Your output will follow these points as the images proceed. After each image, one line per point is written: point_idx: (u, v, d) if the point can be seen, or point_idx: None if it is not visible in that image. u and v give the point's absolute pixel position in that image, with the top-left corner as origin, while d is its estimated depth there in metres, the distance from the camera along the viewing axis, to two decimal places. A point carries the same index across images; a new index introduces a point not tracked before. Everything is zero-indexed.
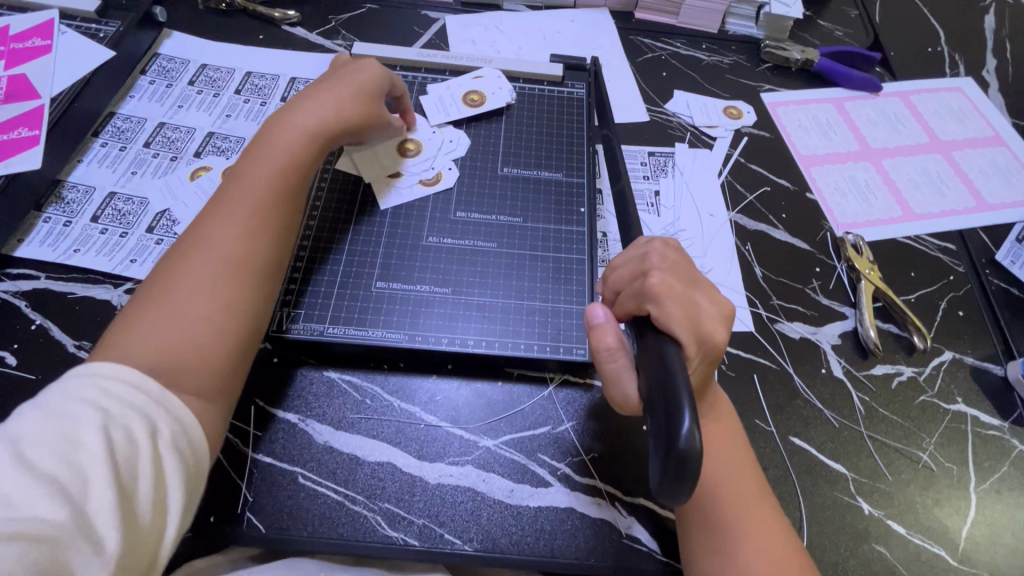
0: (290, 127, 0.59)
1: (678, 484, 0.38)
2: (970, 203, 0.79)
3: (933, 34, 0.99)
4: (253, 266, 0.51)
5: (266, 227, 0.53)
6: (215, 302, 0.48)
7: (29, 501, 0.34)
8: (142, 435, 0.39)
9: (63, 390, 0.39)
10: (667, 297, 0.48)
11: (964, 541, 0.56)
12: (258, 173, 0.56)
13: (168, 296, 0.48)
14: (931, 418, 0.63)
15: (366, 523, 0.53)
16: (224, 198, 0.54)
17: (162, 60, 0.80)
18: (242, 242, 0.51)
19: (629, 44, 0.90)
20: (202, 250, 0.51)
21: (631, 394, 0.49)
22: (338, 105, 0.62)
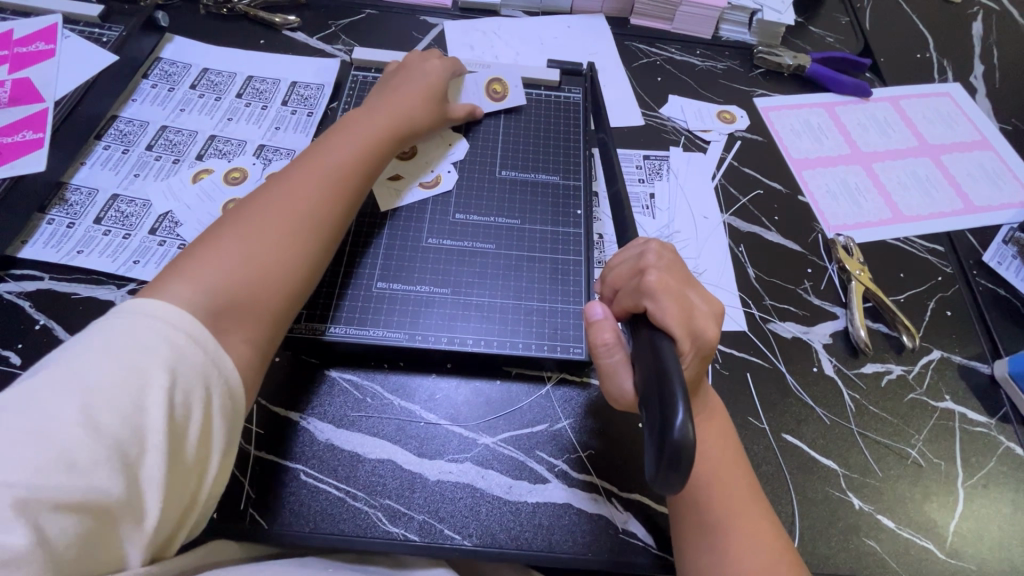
0: (370, 121, 0.65)
1: (672, 473, 0.39)
2: (958, 206, 0.81)
3: (922, 40, 1.01)
4: (320, 233, 0.55)
5: (339, 201, 0.57)
6: (279, 254, 0.51)
7: (91, 468, 0.35)
8: (199, 407, 0.40)
9: (133, 339, 0.39)
10: (662, 295, 0.49)
11: (952, 535, 0.58)
12: (339, 151, 0.60)
13: (240, 238, 0.50)
14: (920, 415, 0.64)
15: (367, 519, 0.54)
16: (303, 165, 0.58)
17: (165, 64, 0.82)
18: (312, 217, 0.54)
19: (624, 50, 0.92)
20: (276, 203, 0.53)
21: (628, 389, 0.50)
22: (411, 108, 0.68)
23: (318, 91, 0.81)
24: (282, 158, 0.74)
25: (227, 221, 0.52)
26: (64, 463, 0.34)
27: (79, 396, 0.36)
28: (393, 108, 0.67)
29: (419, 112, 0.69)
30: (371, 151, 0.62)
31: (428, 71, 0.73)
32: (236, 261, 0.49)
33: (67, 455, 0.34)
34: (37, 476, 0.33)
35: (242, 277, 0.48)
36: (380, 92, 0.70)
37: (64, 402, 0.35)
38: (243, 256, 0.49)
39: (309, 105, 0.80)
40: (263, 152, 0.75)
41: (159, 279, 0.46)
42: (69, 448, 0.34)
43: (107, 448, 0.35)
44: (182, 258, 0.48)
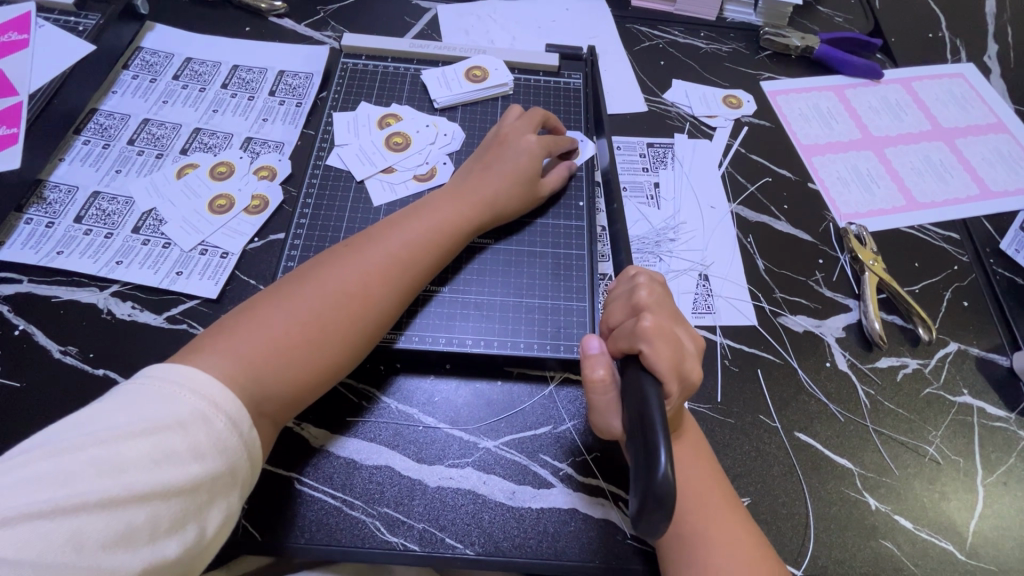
0: (447, 203, 0.60)
1: (656, 512, 0.37)
2: (973, 192, 0.78)
3: (934, 18, 0.97)
4: (363, 319, 0.52)
5: (391, 290, 0.54)
6: (314, 338, 0.49)
7: (97, 549, 0.35)
8: (220, 483, 0.41)
9: (171, 414, 0.40)
10: (657, 337, 0.47)
11: (972, 535, 0.56)
12: (402, 233, 0.57)
13: (286, 314, 0.50)
14: (937, 411, 0.62)
15: (365, 528, 0.51)
16: (364, 246, 0.55)
17: (145, 53, 0.78)
18: (362, 297, 0.52)
19: (626, 33, 0.88)
20: (325, 283, 0.52)
21: (616, 427, 0.48)
22: (497, 191, 0.62)
23: (307, 81, 0.78)
24: (271, 151, 0.71)
25: (277, 290, 0.52)
26: (71, 543, 0.34)
27: (104, 471, 0.36)
28: (477, 191, 0.61)
29: (506, 195, 0.62)
30: (442, 237, 0.58)
31: (528, 146, 0.65)
32: (270, 338, 0.48)
33: (77, 534, 0.34)
34: (41, 555, 0.33)
35: (273, 358, 0.47)
36: (469, 171, 0.64)
37: (86, 477, 0.36)
38: (278, 333, 0.48)
39: (298, 95, 0.76)
40: (250, 144, 0.71)
41: (205, 340, 0.47)
42: (80, 527, 0.35)
43: (118, 529, 0.36)
44: (228, 323, 0.49)
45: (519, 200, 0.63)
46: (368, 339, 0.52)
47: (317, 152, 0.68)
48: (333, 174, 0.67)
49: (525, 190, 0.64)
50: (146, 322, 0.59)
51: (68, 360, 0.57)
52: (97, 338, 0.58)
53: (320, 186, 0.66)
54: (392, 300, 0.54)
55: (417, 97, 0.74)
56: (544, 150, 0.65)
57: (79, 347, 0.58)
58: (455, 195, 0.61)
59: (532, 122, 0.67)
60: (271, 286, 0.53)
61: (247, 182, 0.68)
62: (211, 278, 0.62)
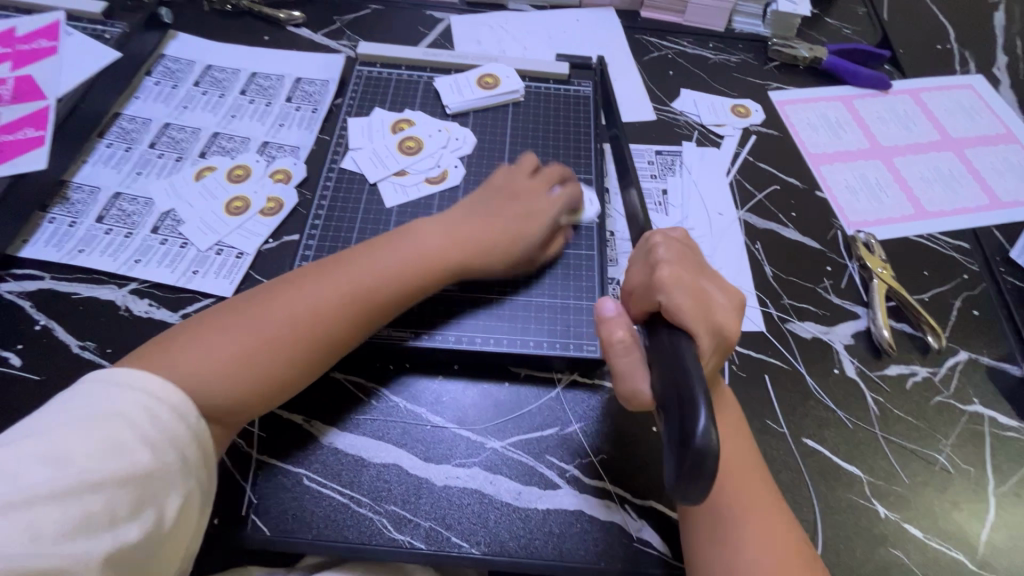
0: (433, 236, 0.59)
1: (696, 480, 0.36)
2: (983, 201, 0.78)
3: (942, 30, 0.98)
4: (314, 345, 0.51)
5: (346, 317, 0.53)
6: (258, 358, 0.49)
7: (53, 537, 0.35)
8: (176, 469, 0.42)
9: (118, 407, 0.41)
10: (681, 292, 0.47)
11: (984, 546, 0.55)
12: (378, 261, 0.56)
13: (237, 330, 0.50)
14: (947, 419, 0.61)
15: (372, 525, 0.52)
16: (337, 267, 0.55)
17: (168, 61, 0.80)
18: (318, 322, 0.52)
19: (635, 43, 0.90)
20: (290, 299, 0.52)
21: (646, 392, 0.47)
22: (489, 242, 0.60)
23: (323, 87, 0.80)
24: (287, 155, 0.73)
25: (248, 297, 0.53)
26: (27, 534, 0.35)
27: (52, 465, 0.37)
28: (473, 238, 0.60)
29: (500, 247, 0.60)
30: (417, 270, 0.56)
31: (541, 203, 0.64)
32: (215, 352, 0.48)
33: (34, 525, 0.35)
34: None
35: (218, 367, 0.48)
36: (476, 210, 0.63)
37: (37, 471, 0.37)
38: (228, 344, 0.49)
39: (314, 102, 0.78)
40: (267, 148, 0.73)
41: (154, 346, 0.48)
42: (38, 517, 0.36)
43: (76, 517, 0.37)
44: (194, 324, 0.50)
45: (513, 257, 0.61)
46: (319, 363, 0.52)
47: (332, 156, 0.70)
48: (346, 178, 0.68)
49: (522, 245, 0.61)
50: (162, 320, 0.61)
51: (86, 355, 0.58)
52: (115, 334, 0.60)
53: (334, 189, 0.67)
54: (353, 329, 0.53)
55: (430, 103, 0.75)
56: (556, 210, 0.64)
57: (97, 343, 0.59)
58: (441, 233, 0.60)
59: (547, 178, 0.66)
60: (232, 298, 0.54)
61: (263, 184, 0.70)
62: (226, 277, 0.63)
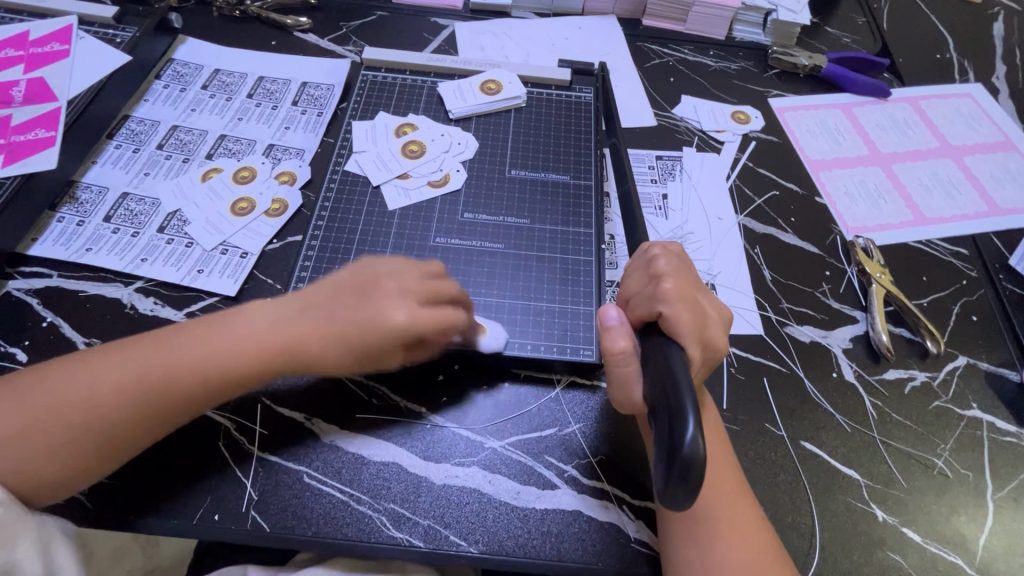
0: (282, 322, 0.52)
1: (682, 488, 0.36)
2: (982, 208, 0.78)
3: (941, 40, 0.99)
4: (126, 430, 0.48)
5: (163, 406, 0.49)
6: (71, 434, 0.47)
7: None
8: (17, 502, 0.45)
9: None
10: (680, 302, 0.47)
11: (982, 551, 0.55)
12: (219, 338, 0.51)
13: (55, 399, 0.48)
14: (946, 424, 0.61)
15: (371, 523, 0.52)
16: (174, 338, 0.51)
17: (177, 64, 0.82)
18: (135, 405, 0.49)
19: (636, 51, 0.91)
20: (116, 370, 0.49)
21: (637, 397, 0.47)
22: (326, 350, 0.52)
23: (328, 92, 0.81)
24: (291, 158, 0.74)
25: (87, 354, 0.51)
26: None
27: None
28: (316, 342, 0.52)
29: (338, 357, 0.52)
30: (239, 363, 0.51)
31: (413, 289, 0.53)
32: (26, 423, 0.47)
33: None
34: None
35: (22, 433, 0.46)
36: (333, 302, 0.53)
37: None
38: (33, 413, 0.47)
39: (319, 106, 0.79)
40: (272, 151, 0.74)
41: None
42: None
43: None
44: (39, 370, 0.50)
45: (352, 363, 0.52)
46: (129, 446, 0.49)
47: (336, 158, 0.71)
48: (350, 180, 0.69)
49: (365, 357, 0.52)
50: (168, 318, 0.62)
51: None
52: (121, 331, 0.61)
53: (338, 191, 0.68)
54: (168, 415, 0.50)
55: (433, 107, 0.76)
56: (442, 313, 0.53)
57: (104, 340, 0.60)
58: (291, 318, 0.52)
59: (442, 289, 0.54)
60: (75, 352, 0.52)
61: (268, 186, 0.71)
62: (231, 276, 0.64)
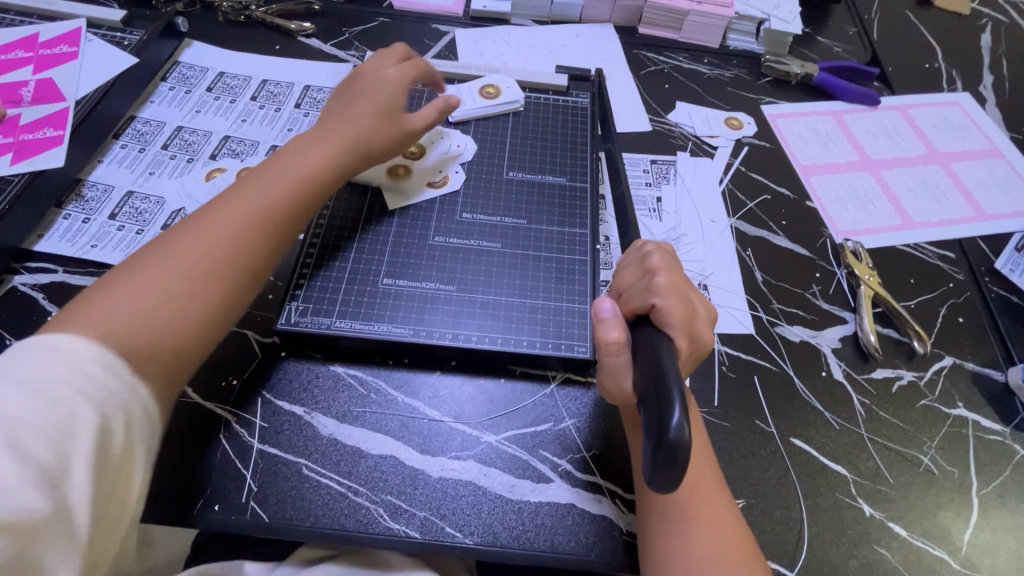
0: (298, 159, 0.60)
1: (667, 472, 0.37)
2: (968, 213, 0.80)
3: (930, 50, 1.01)
4: (236, 257, 0.53)
5: (262, 228, 0.55)
6: (187, 278, 0.50)
7: (20, 490, 0.35)
8: (121, 424, 0.40)
9: (49, 368, 0.39)
10: (672, 295, 0.49)
11: (966, 545, 0.56)
12: (256, 180, 0.58)
13: (154, 268, 0.49)
14: (932, 422, 0.63)
15: (368, 514, 0.53)
16: (201, 216, 0.54)
17: (182, 67, 0.84)
18: (235, 236, 0.53)
19: (632, 57, 0.93)
20: (170, 252, 0.51)
21: (627, 387, 0.49)
22: (364, 125, 0.65)
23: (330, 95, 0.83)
24: None
25: (127, 267, 0.50)
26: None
27: None
28: (348, 130, 0.64)
29: (379, 124, 0.66)
30: (304, 174, 0.59)
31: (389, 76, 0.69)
32: (140, 289, 0.48)
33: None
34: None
35: (140, 321, 0.46)
36: (331, 117, 0.66)
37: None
38: (150, 300, 0.47)
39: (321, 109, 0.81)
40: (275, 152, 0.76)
41: (58, 320, 0.45)
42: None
43: (37, 470, 0.36)
44: (86, 299, 0.47)
45: (394, 131, 0.67)
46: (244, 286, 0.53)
47: None
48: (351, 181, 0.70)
49: (395, 112, 0.67)
50: None
51: None
52: None
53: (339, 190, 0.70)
54: (269, 232, 0.55)
55: None
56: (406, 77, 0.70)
57: None
58: (330, 128, 0.64)
59: (389, 59, 0.71)
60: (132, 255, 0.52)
61: None
62: None
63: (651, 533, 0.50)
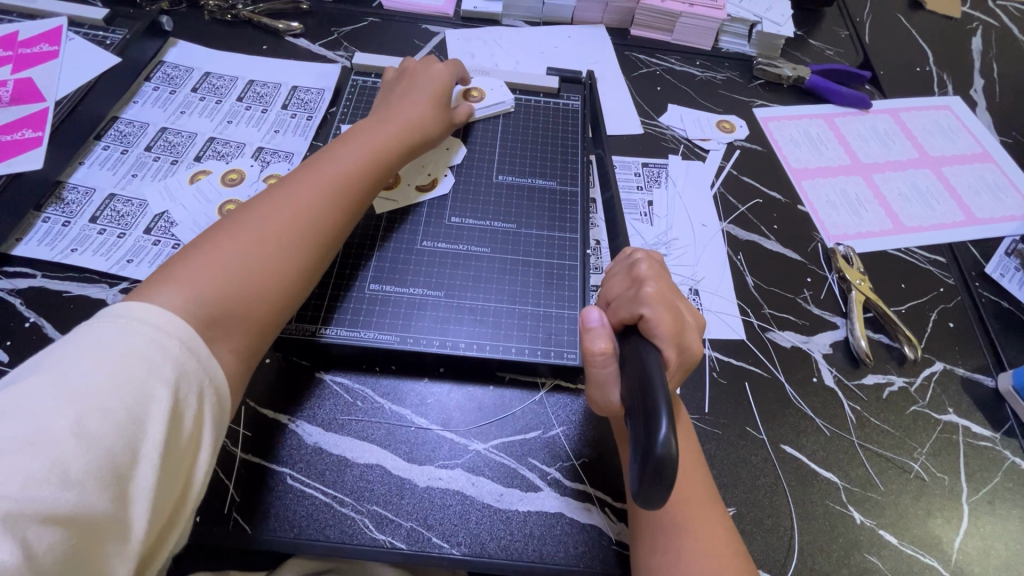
0: (365, 139, 0.63)
1: (655, 488, 0.37)
2: (959, 217, 0.80)
3: (922, 54, 1.01)
4: (309, 233, 0.54)
5: (331, 204, 0.56)
6: (264, 249, 0.51)
7: (84, 479, 0.34)
8: (191, 413, 0.40)
9: (130, 348, 0.39)
10: (660, 306, 0.48)
11: (957, 553, 0.56)
12: (324, 161, 0.59)
13: (235, 240, 0.50)
14: (923, 428, 0.62)
15: (353, 525, 0.52)
16: (278, 189, 0.56)
17: (167, 67, 0.82)
18: (307, 212, 0.54)
19: (624, 60, 0.93)
20: (254, 222, 0.52)
21: (615, 399, 0.48)
22: (417, 119, 0.68)
23: (318, 96, 0.82)
24: (281, 161, 0.74)
25: (211, 234, 0.51)
26: (56, 474, 0.33)
27: (70, 401, 0.36)
28: (403, 119, 0.67)
29: (433, 115, 0.70)
30: (370, 157, 0.61)
31: (438, 75, 0.74)
32: (220, 260, 0.48)
33: (60, 465, 0.34)
34: (26, 488, 0.33)
35: (227, 286, 0.47)
36: (385, 105, 0.69)
37: (48, 410, 0.35)
38: (235, 265, 0.49)
39: (309, 110, 0.80)
40: (262, 154, 0.75)
41: (146, 287, 0.46)
42: (61, 457, 0.34)
43: (102, 460, 0.35)
44: (175, 260, 0.48)
45: (439, 124, 0.70)
46: (319, 258, 0.55)
47: None
48: None
49: (444, 107, 0.71)
50: None
51: None
52: None
53: None
54: (342, 210, 0.57)
55: None
56: (449, 76, 0.75)
57: None
58: (388, 116, 0.67)
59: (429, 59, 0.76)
60: (204, 232, 0.52)
61: (255, 188, 0.71)
62: None
63: (638, 544, 0.49)
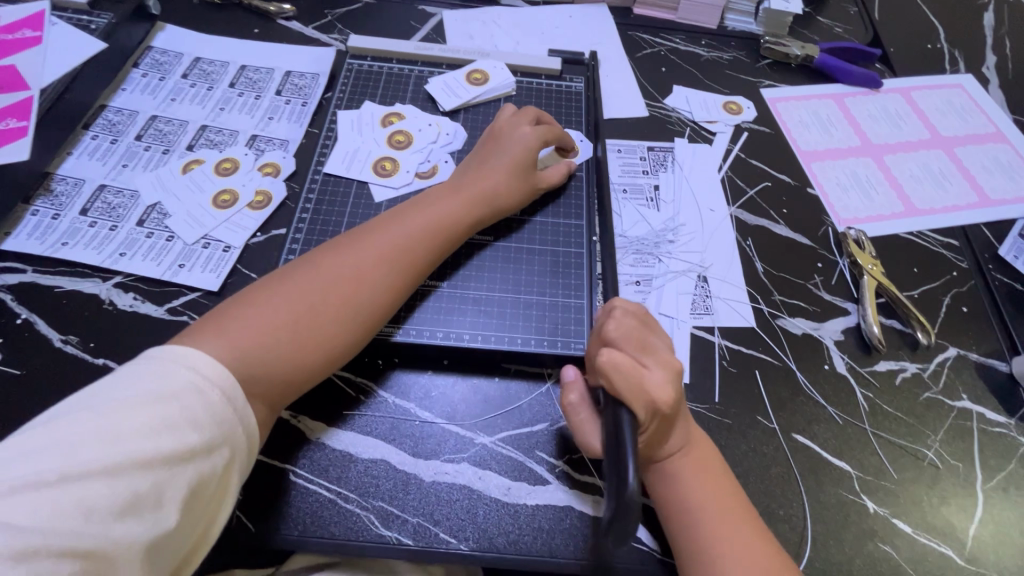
0: (437, 206, 0.59)
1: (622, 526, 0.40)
2: (971, 199, 0.78)
3: (933, 30, 0.98)
4: (357, 300, 0.52)
5: (387, 273, 0.54)
6: (309, 313, 0.50)
7: (108, 515, 0.35)
8: (221, 456, 0.41)
9: (168, 388, 0.40)
10: (623, 365, 0.48)
11: (972, 541, 0.55)
12: (390, 227, 0.57)
13: (285, 299, 0.50)
14: (936, 415, 0.61)
15: (359, 521, 0.51)
16: (340, 249, 0.54)
17: (155, 53, 0.79)
18: (362, 281, 0.53)
19: (628, 40, 0.90)
20: (308, 282, 0.51)
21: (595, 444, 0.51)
22: (496, 182, 0.63)
23: (313, 81, 0.79)
24: (275, 149, 0.72)
25: (267, 286, 0.51)
26: (81, 508, 0.34)
27: (104, 438, 0.36)
28: (484, 184, 0.62)
29: (517, 181, 0.64)
30: (436, 224, 0.58)
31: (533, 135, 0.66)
32: (266, 318, 0.48)
33: (85, 502, 0.34)
34: (50, 521, 0.33)
35: (269, 344, 0.47)
36: (468, 164, 0.65)
37: (81, 445, 0.36)
38: (281, 325, 0.48)
39: (304, 95, 0.77)
40: (256, 142, 0.72)
41: (196, 330, 0.47)
42: (86, 493, 0.34)
43: (127, 497, 0.36)
44: (227, 308, 0.49)
45: (523, 190, 0.64)
46: (366, 328, 0.52)
47: (321, 150, 0.69)
48: (332, 180, 0.67)
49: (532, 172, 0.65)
50: (147, 313, 0.60)
51: (68, 350, 0.57)
52: (97, 327, 0.59)
53: (322, 184, 0.67)
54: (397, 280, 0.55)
55: (420, 98, 0.75)
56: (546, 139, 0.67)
57: (79, 337, 0.58)
58: (468, 179, 0.62)
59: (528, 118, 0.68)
60: (261, 281, 0.52)
61: (251, 178, 0.69)
62: (213, 271, 0.62)
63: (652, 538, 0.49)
